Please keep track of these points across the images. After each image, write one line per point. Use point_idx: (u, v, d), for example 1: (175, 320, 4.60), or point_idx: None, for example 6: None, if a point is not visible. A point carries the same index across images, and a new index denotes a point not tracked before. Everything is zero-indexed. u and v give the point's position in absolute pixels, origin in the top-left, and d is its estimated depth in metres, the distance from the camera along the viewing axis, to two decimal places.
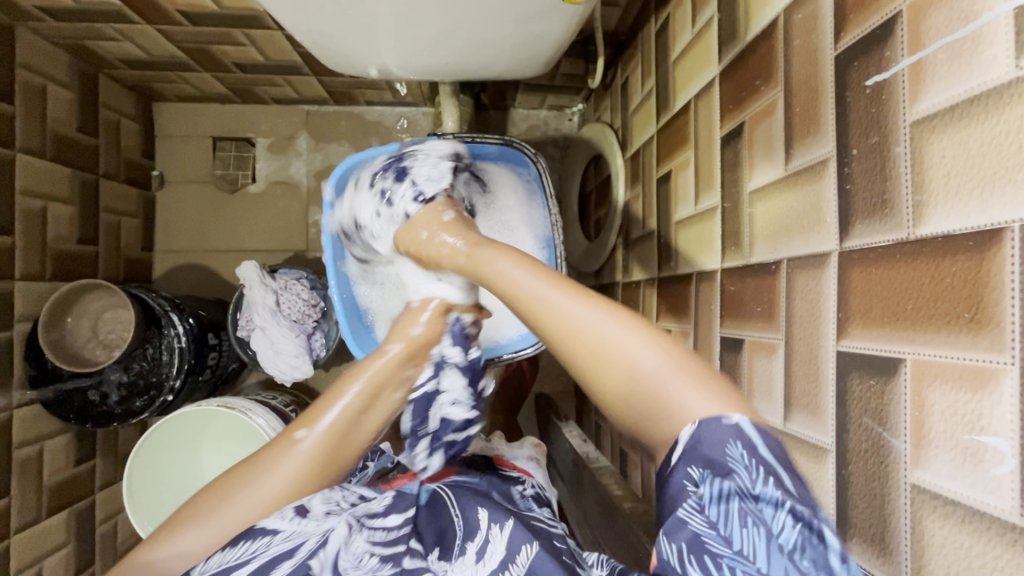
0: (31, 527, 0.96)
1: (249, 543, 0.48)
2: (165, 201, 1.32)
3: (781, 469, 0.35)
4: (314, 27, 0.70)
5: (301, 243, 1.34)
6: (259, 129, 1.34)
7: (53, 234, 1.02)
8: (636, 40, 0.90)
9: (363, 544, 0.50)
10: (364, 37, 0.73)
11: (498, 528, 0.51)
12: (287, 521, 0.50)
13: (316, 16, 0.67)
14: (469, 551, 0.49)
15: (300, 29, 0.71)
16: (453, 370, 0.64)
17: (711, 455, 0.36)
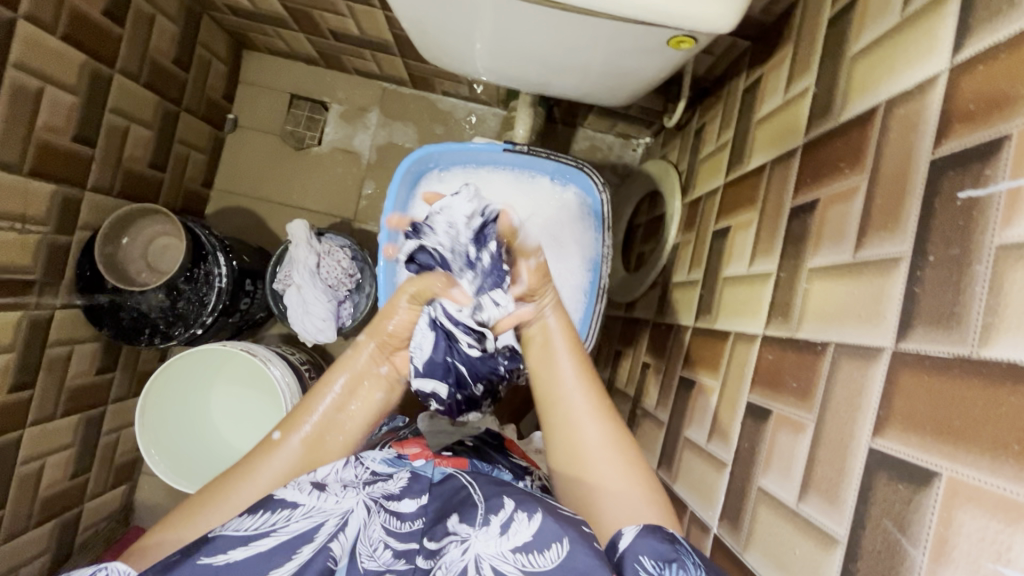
0: (45, 422, 1.01)
1: (267, 515, 0.48)
2: (232, 143, 1.37)
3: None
4: (421, 19, 0.73)
5: (350, 211, 1.37)
6: (336, 96, 1.38)
7: (129, 154, 1.07)
8: (721, 91, 0.91)
9: (380, 529, 0.51)
10: (464, 37, 0.75)
11: (523, 514, 0.49)
12: (306, 495, 0.51)
13: (425, 9, 0.70)
14: (494, 523, 0.49)
15: (407, 18, 0.73)
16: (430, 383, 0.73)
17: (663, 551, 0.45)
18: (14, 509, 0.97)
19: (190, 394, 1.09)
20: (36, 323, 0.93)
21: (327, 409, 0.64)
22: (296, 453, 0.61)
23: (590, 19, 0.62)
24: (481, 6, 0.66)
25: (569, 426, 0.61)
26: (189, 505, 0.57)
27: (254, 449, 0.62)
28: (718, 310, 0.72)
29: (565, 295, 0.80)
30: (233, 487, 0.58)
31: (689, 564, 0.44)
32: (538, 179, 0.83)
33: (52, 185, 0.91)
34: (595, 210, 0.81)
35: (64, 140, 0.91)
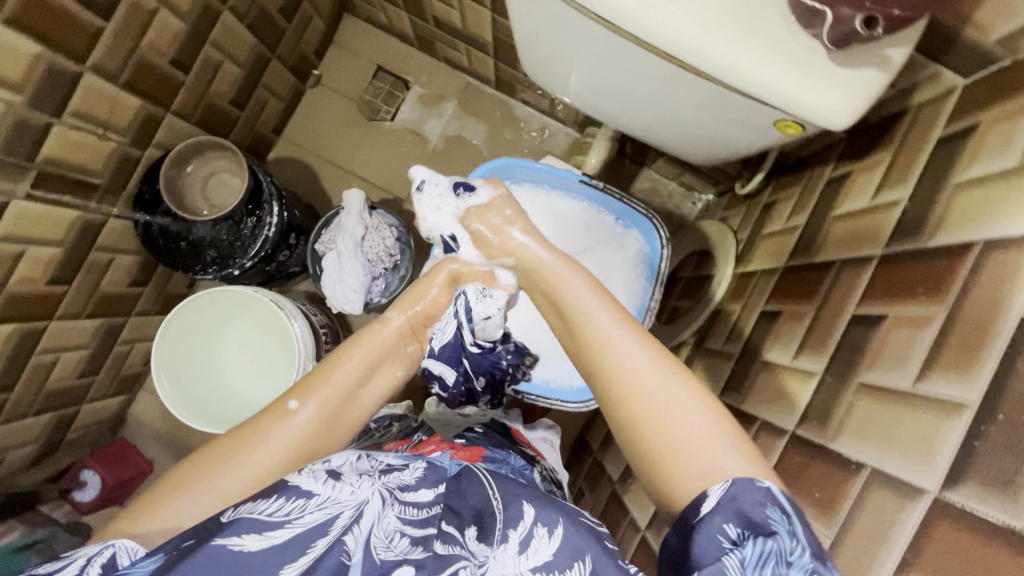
0: (70, 320, 1.03)
1: (283, 502, 0.49)
2: (310, 99, 1.40)
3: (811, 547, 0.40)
4: (534, 36, 0.73)
5: (404, 191, 1.39)
6: (420, 78, 1.40)
7: (217, 88, 1.10)
8: (801, 174, 0.90)
9: (394, 520, 0.52)
10: (569, 63, 0.75)
11: (541, 531, 0.52)
12: (320, 485, 0.52)
13: (543, 29, 0.70)
14: (512, 541, 0.52)
15: (524, 30, 0.73)
16: (441, 365, 0.82)
17: (751, 517, 0.42)
18: (19, 393, 1.01)
19: (211, 328, 1.11)
20: (90, 225, 0.96)
21: (347, 379, 0.67)
22: (313, 420, 0.63)
23: (709, 91, 0.62)
24: (602, 45, 0.65)
25: (620, 366, 0.54)
26: (192, 468, 0.57)
27: (267, 411, 0.63)
28: (750, 392, 0.72)
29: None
30: (242, 454, 0.59)
31: (784, 533, 0.40)
32: (603, 216, 0.81)
33: (141, 101, 0.93)
34: (654, 262, 0.79)
35: (163, 61, 0.94)
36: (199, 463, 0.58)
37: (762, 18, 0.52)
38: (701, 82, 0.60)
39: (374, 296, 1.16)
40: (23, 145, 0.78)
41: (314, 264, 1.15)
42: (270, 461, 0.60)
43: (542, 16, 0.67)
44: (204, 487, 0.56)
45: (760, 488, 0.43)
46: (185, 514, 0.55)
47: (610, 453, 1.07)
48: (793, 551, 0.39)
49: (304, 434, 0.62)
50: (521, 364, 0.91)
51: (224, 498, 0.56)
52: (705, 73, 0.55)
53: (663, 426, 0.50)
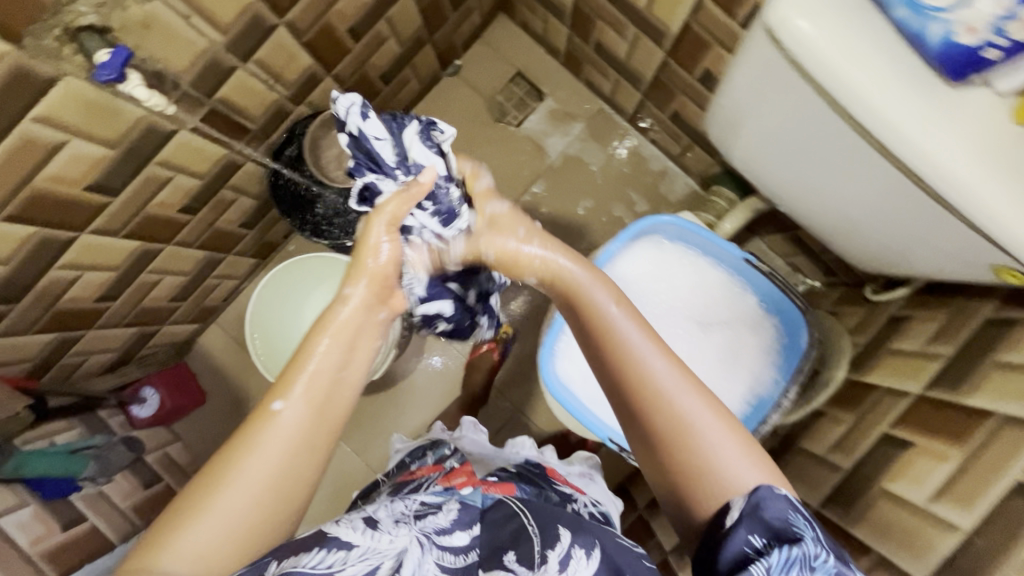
0: (182, 247, 1.06)
1: (328, 552, 0.51)
2: (445, 86, 1.40)
3: (830, 550, 0.45)
4: (741, 117, 0.73)
5: (510, 199, 1.39)
6: (556, 93, 1.39)
7: (376, 61, 1.11)
8: (947, 296, 0.86)
9: (433, 566, 0.56)
10: (765, 146, 0.75)
11: (580, 554, 0.58)
12: (359, 535, 0.55)
13: (754, 111, 0.70)
14: (552, 564, 0.56)
15: (732, 102, 0.72)
16: (438, 303, 0.82)
17: (776, 526, 0.46)
18: (119, 304, 1.04)
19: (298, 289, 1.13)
20: (230, 165, 0.98)
21: (326, 364, 0.55)
22: (299, 420, 0.52)
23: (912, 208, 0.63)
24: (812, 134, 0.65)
25: (646, 383, 0.51)
26: (191, 495, 0.49)
27: (250, 416, 0.52)
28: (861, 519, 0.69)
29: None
30: (239, 464, 0.50)
31: (808, 540, 0.45)
32: (748, 295, 0.78)
33: (312, 61, 0.95)
34: (793, 356, 0.75)
35: (343, 28, 0.95)
36: (200, 488, 0.49)
37: (1015, 152, 0.55)
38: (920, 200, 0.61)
39: None
40: (208, 83, 0.80)
41: None
42: (273, 467, 0.50)
43: (763, 95, 0.66)
44: (210, 516, 0.48)
45: (783, 496, 0.47)
46: (202, 540, 0.47)
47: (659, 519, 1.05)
48: (817, 555, 0.44)
49: (300, 436, 0.52)
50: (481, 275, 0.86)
51: (235, 518, 0.48)
52: (924, 182, 0.57)
53: (704, 450, 0.50)
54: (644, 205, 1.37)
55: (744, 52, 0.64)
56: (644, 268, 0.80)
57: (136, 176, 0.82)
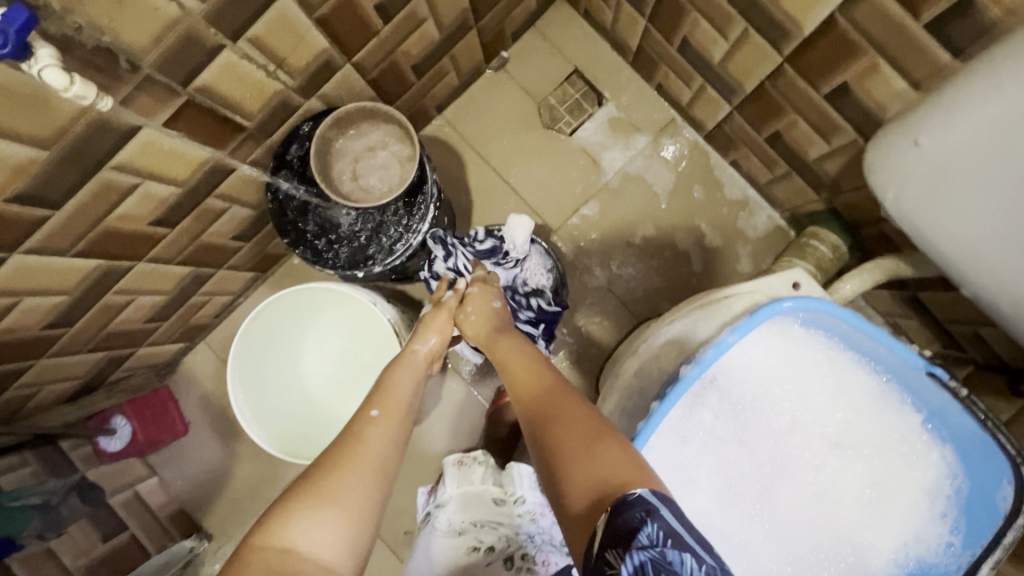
0: (159, 264, 0.86)
1: None
2: (487, 82, 1.18)
3: (688, 540, 0.43)
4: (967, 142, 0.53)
5: (555, 221, 1.17)
6: (620, 98, 1.16)
7: (409, 49, 0.89)
8: None
9: None
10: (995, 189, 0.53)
11: None
12: None
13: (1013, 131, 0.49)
14: None
15: (943, 149, 0.55)
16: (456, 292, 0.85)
17: (629, 534, 0.44)
18: (79, 329, 0.85)
19: (293, 318, 0.92)
20: (218, 170, 0.77)
21: (408, 386, 0.66)
22: (396, 425, 0.60)
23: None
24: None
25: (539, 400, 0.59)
26: (300, 498, 0.50)
27: (349, 424, 0.59)
28: None
29: (850, 569, 0.73)
30: (352, 460, 0.54)
31: (653, 532, 0.43)
32: (909, 415, 0.71)
33: (327, 43, 0.73)
34: (972, 509, 0.68)
35: (369, 3, 0.73)
36: (304, 491, 0.51)
37: None
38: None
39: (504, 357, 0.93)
40: (181, 66, 0.60)
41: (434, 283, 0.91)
42: (375, 468, 0.55)
43: (999, 137, 0.50)
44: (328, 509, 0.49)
45: (637, 500, 0.46)
46: (317, 534, 0.48)
47: None
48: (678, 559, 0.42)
49: (395, 436, 0.59)
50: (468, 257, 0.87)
51: (351, 519, 0.50)
52: None
53: (570, 446, 0.53)
54: (716, 238, 1.14)
55: (1019, 53, 0.47)
56: (771, 369, 0.73)
57: (85, 184, 0.62)
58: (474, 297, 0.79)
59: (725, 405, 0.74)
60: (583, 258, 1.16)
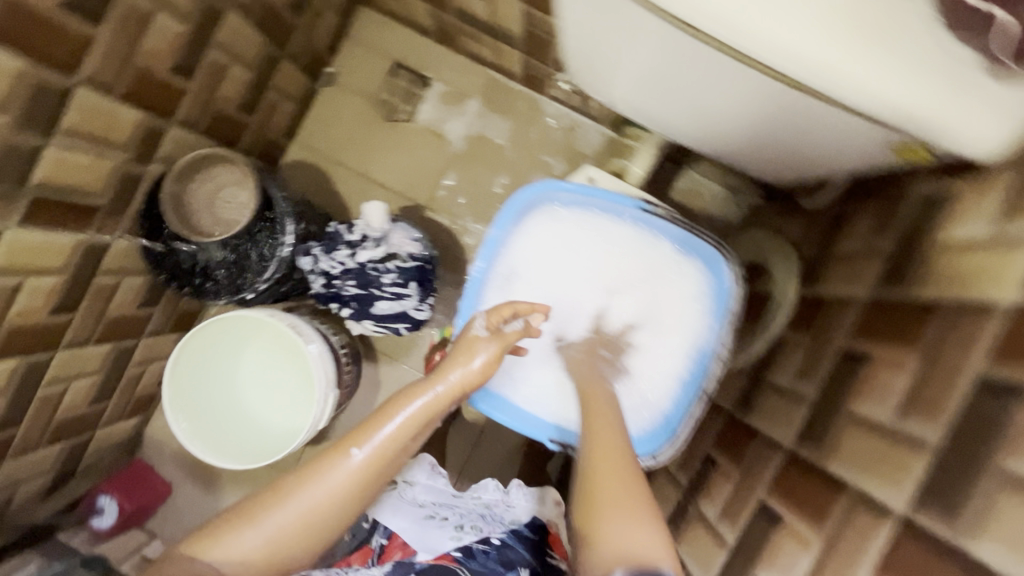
0: (78, 347, 0.97)
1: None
2: (324, 98, 1.30)
3: None
4: (598, 37, 0.62)
5: (425, 198, 1.30)
6: (441, 74, 1.29)
7: (225, 94, 1.01)
8: (882, 186, 0.80)
9: None
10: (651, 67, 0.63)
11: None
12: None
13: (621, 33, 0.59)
14: None
15: (583, 41, 0.65)
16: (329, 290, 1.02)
17: None
18: (27, 425, 0.95)
19: (220, 348, 1.03)
20: (92, 250, 0.88)
21: (402, 429, 0.66)
22: (358, 471, 0.63)
23: (766, 116, 0.60)
24: (655, 56, 0.59)
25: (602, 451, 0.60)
26: (233, 522, 0.61)
27: (327, 453, 0.64)
28: (834, 452, 0.62)
29: (658, 381, 0.76)
30: (305, 486, 0.62)
31: None
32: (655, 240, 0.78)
33: (140, 114, 0.85)
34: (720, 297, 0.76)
35: (163, 70, 0.85)
36: (260, 501, 0.62)
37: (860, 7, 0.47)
38: (802, 112, 0.57)
39: (385, 322, 1.04)
40: (11, 168, 0.71)
41: (314, 283, 1.02)
42: (324, 501, 0.62)
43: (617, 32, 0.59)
44: (264, 523, 0.60)
45: None
46: (242, 545, 0.59)
47: (651, 489, 0.99)
48: None
49: (353, 481, 0.63)
50: (338, 250, 1.00)
51: (268, 540, 0.60)
52: (807, 87, 0.51)
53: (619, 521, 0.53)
54: (563, 166, 1.28)
55: None
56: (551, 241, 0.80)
57: None
58: (586, 342, 0.78)
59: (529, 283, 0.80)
60: (458, 221, 1.29)
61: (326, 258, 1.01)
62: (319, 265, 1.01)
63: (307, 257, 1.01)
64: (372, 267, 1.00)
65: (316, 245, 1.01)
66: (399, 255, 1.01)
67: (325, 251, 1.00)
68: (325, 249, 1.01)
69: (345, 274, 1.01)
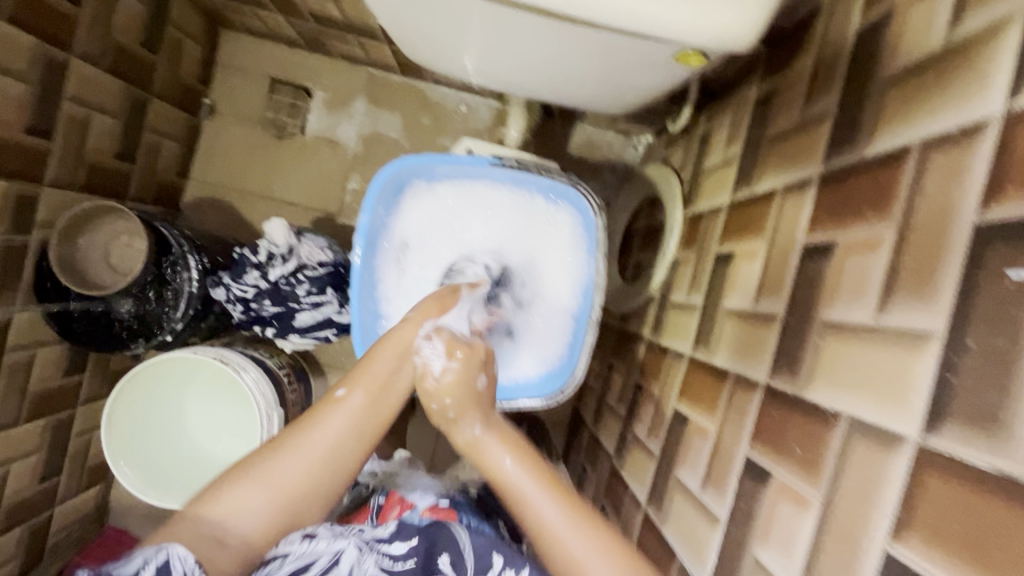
0: (8, 428, 0.95)
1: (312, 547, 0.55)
2: (209, 130, 1.29)
3: None
4: (399, 14, 0.65)
5: (334, 206, 1.30)
6: (320, 81, 1.29)
7: (94, 144, 1.00)
8: (731, 97, 0.85)
9: (373, 566, 0.56)
10: (457, 30, 0.65)
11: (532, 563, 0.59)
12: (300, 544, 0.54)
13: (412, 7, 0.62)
14: None
15: (394, 22, 0.68)
16: (248, 316, 1.03)
17: None
18: None
19: (160, 395, 1.01)
20: None
21: (386, 363, 0.63)
22: (362, 407, 0.60)
23: (565, 50, 0.62)
24: (448, 15, 0.62)
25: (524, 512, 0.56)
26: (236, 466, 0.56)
27: (319, 401, 0.60)
28: (718, 346, 0.67)
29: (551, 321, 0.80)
30: (299, 441, 0.57)
31: None
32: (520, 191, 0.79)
33: (3, 182, 0.83)
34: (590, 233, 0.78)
35: (16, 132, 0.84)
36: (254, 457, 0.56)
37: None
38: (594, 43, 0.59)
39: (313, 332, 1.06)
40: None
41: (233, 310, 1.03)
42: (327, 445, 0.57)
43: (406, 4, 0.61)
44: (267, 476, 0.55)
45: None
46: (240, 500, 0.53)
47: (602, 429, 1.03)
48: None
49: (360, 417, 0.60)
50: (248, 274, 1.00)
51: (278, 499, 0.54)
52: (562, 14, 0.53)
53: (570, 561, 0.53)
54: None
55: None
56: (431, 218, 0.81)
57: None
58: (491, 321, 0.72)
59: (417, 262, 0.81)
60: None
61: (235, 287, 1.00)
62: (230, 294, 1.01)
63: (219, 288, 1.01)
64: (285, 283, 1.01)
65: (226, 275, 1.02)
66: (308, 267, 1.01)
67: (232, 280, 1.00)
68: (232, 277, 1.00)
69: (260, 296, 1.01)
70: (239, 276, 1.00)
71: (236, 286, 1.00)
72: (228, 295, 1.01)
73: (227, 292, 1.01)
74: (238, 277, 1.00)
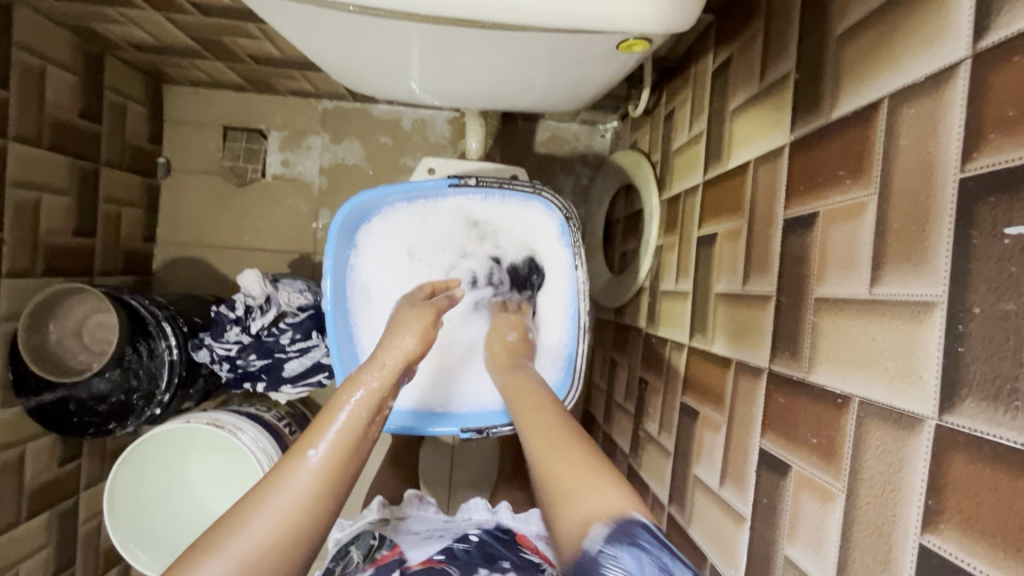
0: (10, 529, 0.91)
1: None
2: (168, 189, 1.26)
3: None
4: (326, 49, 0.62)
5: (308, 245, 1.27)
6: (273, 121, 1.26)
7: (48, 226, 0.97)
8: (687, 73, 0.82)
9: None
10: (388, 58, 0.63)
11: None
12: None
13: (336, 42, 0.60)
14: None
15: (323, 59, 0.66)
16: (236, 373, 1.00)
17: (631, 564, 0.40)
18: None
19: (161, 468, 0.98)
20: None
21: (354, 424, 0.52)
22: (330, 470, 0.48)
23: (501, 57, 0.60)
24: (373, 44, 0.59)
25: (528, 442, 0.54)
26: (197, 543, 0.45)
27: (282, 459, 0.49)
28: (714, 333, 0.64)
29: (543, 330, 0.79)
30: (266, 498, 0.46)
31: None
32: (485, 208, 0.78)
33: None
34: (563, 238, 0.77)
35: None
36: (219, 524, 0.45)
37: None
38: (526, 45, 0.56)
39: (304, 379, 1.03)
40: None
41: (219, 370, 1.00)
42: (299, 512, 0.46)
43: (326, 39, 0.59)
44: (229, 549, 0.43)
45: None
46: None
47: (614, 428, 1.00)
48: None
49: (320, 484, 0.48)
50: (229, 331, 0.97)
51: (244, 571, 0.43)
52: (481, 22, 0.50)
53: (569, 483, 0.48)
54: None
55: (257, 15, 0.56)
56: (398, 250, 0.79)
57: None
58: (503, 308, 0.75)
59: (389, 297, 0.80)
60: None
61: (218, 345, 0.98)
62: (213, 354, 0.98)
63: (202, 350, 0.99)
64: (268, 333, 0.98)
65: (207, 335, 0.99)
66: (289, 313, 0.99)
67: (213, 339, 0.98)
68: (213, 336, 0.98)
69: (244, 351, 0.99)
70: (219, 334, 0.98)
71: (218, 344, 0.98)
72: (211, 355, 0.99)
73: (211, 352, 0.98)
74: (219, 334, 0.97)
